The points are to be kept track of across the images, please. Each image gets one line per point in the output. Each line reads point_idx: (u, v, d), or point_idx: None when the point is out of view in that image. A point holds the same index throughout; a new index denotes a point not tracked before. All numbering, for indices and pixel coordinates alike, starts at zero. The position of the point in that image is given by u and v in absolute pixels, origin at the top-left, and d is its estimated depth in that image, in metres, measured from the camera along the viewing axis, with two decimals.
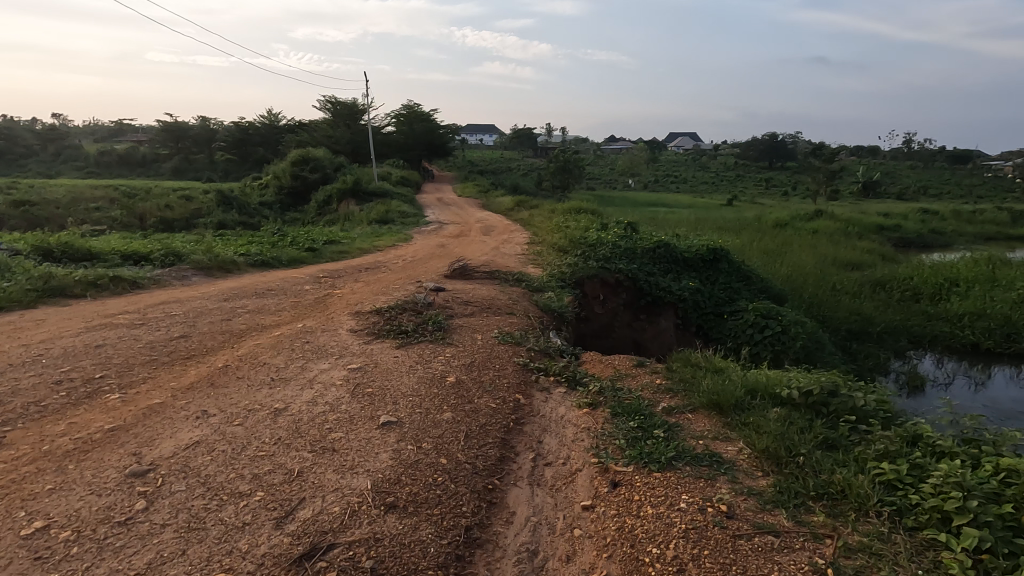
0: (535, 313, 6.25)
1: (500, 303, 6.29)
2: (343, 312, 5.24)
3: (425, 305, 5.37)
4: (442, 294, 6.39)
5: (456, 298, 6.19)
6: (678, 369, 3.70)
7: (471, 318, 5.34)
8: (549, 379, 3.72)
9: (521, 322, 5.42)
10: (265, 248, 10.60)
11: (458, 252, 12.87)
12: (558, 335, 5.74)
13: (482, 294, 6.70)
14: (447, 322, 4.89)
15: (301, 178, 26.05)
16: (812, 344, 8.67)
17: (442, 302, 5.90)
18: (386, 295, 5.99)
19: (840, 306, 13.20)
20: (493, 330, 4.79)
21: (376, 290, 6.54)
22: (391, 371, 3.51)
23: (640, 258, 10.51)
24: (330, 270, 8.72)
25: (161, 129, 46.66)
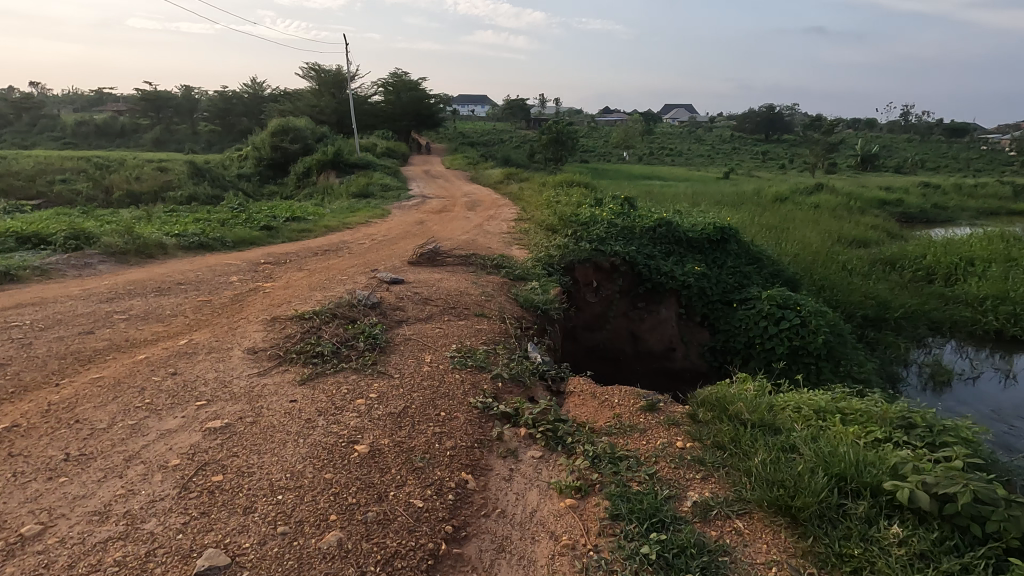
0: (511, 311, 5.05)
1: (468, 299, 5.07)
2: (256, 319, 3.97)
3: (363, 309, 4.12)
4: (396, 289, 5.15)
5: (413, 295, 4.95)
6: (716, 426, 2.78)
7: (424, 325, 4.10)
8: (518, 436, 2.62)
9: (490, 330, 4.20)
10: (215, 227, 9.33)
11: (437, 230, 11.62)
12: (538, 344, 4.53)
13: (448, 287, 5.48)
14: (388, 334, 3.66)
15: (280, 149, 24.51)
16: (834, 338, 7.65)
17: (391, 302, 4.62)
18: (326, 293, 4.76)
19: (854, 289, 12.06)
20: (448, 346, 3.58)
21: (317, 283, 5.29)
22: (270, 433, 2.38)
23: (639, 239, 9.27)
24: (277, 254, 7.47)
25: (141, 98, 44.46)
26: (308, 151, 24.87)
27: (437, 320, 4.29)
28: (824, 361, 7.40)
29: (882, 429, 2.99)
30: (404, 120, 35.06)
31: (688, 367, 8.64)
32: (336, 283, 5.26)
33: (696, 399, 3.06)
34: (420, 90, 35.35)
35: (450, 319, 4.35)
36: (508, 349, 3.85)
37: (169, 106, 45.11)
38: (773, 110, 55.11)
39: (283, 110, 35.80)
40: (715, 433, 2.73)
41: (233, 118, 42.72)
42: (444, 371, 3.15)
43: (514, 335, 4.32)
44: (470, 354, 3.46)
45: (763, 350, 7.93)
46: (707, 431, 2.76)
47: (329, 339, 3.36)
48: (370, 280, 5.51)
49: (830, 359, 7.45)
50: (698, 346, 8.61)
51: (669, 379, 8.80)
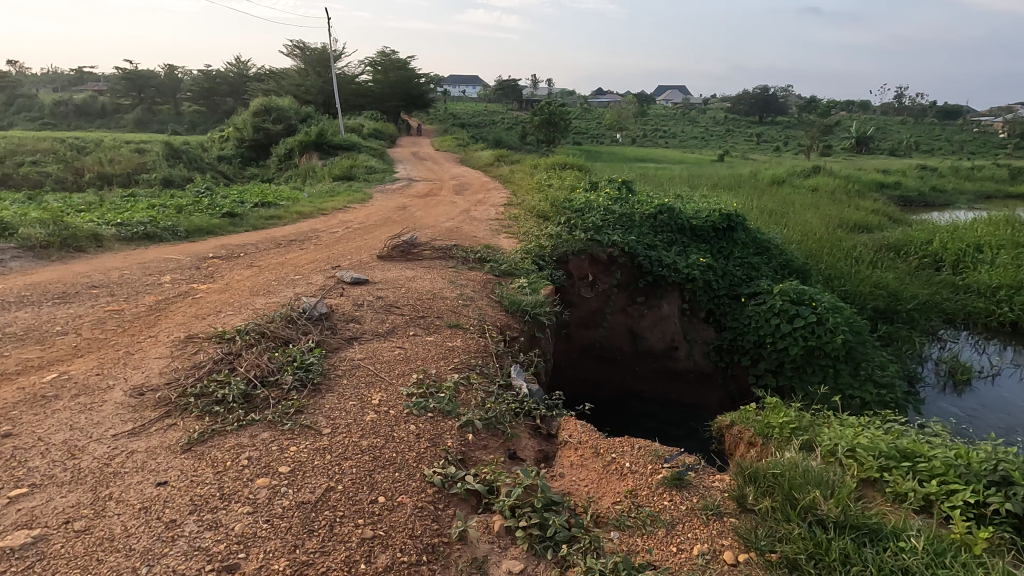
0: (494, 318, 4.27)
1: (440, 304, 4.26)
2: (166, 339, 3.23)
3: (302, 326, 3.38)
4: (355, 292, 4.29)
5: (374, 300, 4.12)
6: (786, 530, 2.23)
7: (381, 346, 3.36)
8: (478, 524, 2.21)
9: (463, 351, 3.46)
10: (173, 214, 8.41)
11: (419, 216, 10.75)
12: (524, 362, 3.77)
13: (420, 288, 4.66)
14: (329, 361, 3.12)
15: (263, 130, 23.34)
16: (853, 338, 7.06)
17: (343, 309, 3.79)
18: (273, 301, 3.87)
19: (863, 278, 11.35)
20: (407, 380, 3.00)
21: (263, 285, 4.41)
22: (97, 551, 1.92)
23: (639, 227, 8.45)
24: (232, 246, 6.62)
25: (121, 77, 42.72)
26: (292, 131, 23.72)
27: (398, 336, 3.53)
28: (842, 364, 6.85)
29: (961, 503, 2.49)
30: (392, 100, 33.86)
31: (691, 368, 8.02)
32: (287, 287, 4.34)
33: (741, 472, 2.56)
34: (409, 69, 34.08)
35: (414, 334, 3.58)
36: (485, 377, 3.22)
37: (151, 86, 43.47)
38: (767, 92, 54.23)
39: (266, 89, 34.40)
40: (783, 540, 2.21)
41: (217, 98, 41.22)
42: (398, 424, 2.66)
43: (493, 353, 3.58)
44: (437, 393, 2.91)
45: (776, 350, 7.30)
46: (765, 535, 2.24)
47: (246, 378, 2.85)
48: (329, 280, 4.68)
49: (849, 361, 6.89)
50: (703, 344, 7.98)
51: (669, 379, 8.19)
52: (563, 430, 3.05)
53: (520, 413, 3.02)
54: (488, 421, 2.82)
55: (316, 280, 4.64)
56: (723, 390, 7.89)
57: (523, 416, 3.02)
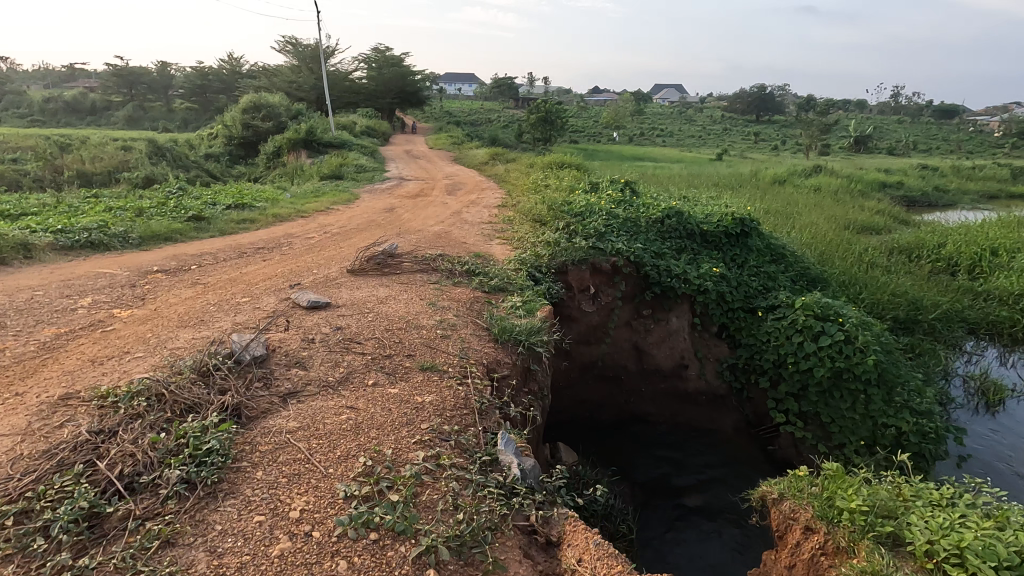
0: (479, 353, 3.58)
1: (412, 340, 3.58)
2: (32, 400, 2.72)
3: (217, 385, 2.88)
4: (310, 327, 3.59)
5: (330, 339, 3.47)
6: None
7: (327, 421, 2.77)
8: None
9: (431, 418, 2.85)
10: (131, 218, 7.59)
11: (406, 219, 9.99)
12: (511, 419, 3.18)
13: (391, 314, 3.91)
14: (237, 439, 2.59)
15: (252, 127, 22.44)
16: (886, 358, 6.35)
17: (283, 360, 3.21)
18: (200, 342, 3.28)
19: (881, 285, 10.62)
20: (351, 470, 2.46)
21: (198, 311, 3.71)
22: None
23: (645, 233, 7.69)
24: (188, 255, 5.88)
25: (112, 74, 41.81)
26: (282, 129, 22.81)
27: (353, 402, 2.92)
28: (874, 388, 6.15)
29: None
30: (386, 97, 33.07)
31: (703, 388, 7.28)
32: (227, 314, 3.67)
33: None
34: (403, 66, 33.18)
35: (373, 397, 2.98)
36: (461, 456, 2.65)
37: (142, 82, 42.55)
38: (765, 90, 53.70)
39: (258, 85, 33.55)
40: None
41: (210, 95, 40.30)
42: (321, 563, 2.04)
43: (470, 416, 2.96)
44: (391, 497, 2.33)
45: (799, 371, 6.58)
46: None
47: (106, 478, 2.29)
48: (282, 305, 3.90)
49: (882, 385, 6.20)
50: (715, 362, 7.25)
51: (678, 400, 7.41)
52: (570, 548, 2.42)
53: (508, 511, 2.44)
54: (458, 545, 2.19)
55: (265, 307, 3.85)
56: (739, 412, 7.14)
57: (514, 515, 2.47)
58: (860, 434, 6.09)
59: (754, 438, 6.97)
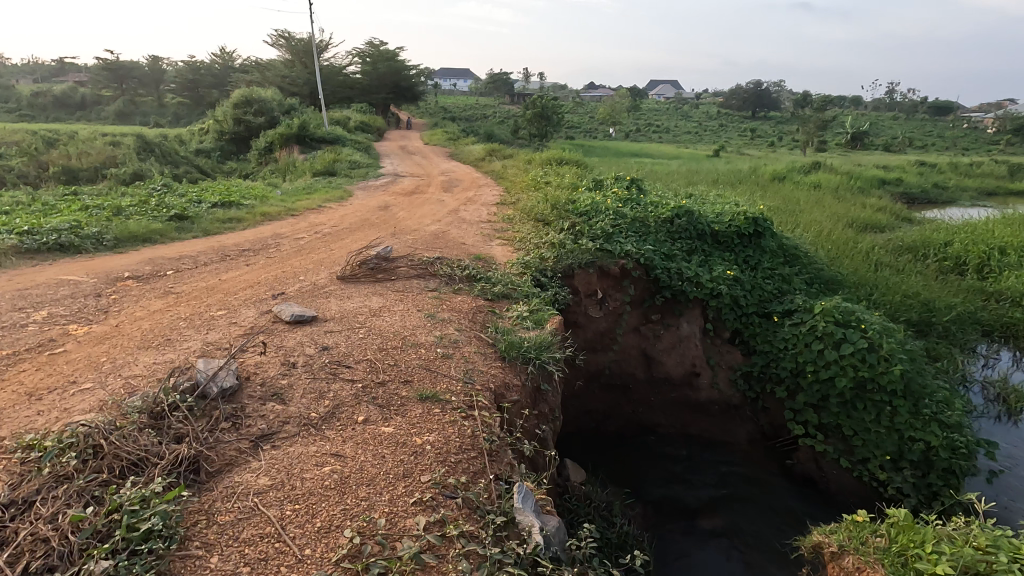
0: (485, 377, 3.18)
1: (409, 362, 3.18)
2: None
3: (170, 432, 2.47)
4: (292, 348, 3.18)
5: (315, 363, 3.07)
6: None
7: (306, 478, 2.34)
8: None
9: (432, 468, 2.45)
10: (108, 218, 7.12)
11: (401, 218, 9.56)
12: (522, 460, 2.78)
13: (385, 331, 3.51)
14: (185, 511, 2.14)
15: (244, 122, 21.84)
16: (912, 367, 5.98)
17: (256, 393, 2.81)
18: (160, 369, 2.87)
19: (893, 286, 10.28)
20: (334, 550, 2.02)
21: (165, 328, 3.29)
22: None
23: (654, 233, 7.30)
24: (165, 259, 5.44)
25: (102, 67, 41.02)
26: (274, 124, 22.26)
27: (340, 449, 2.51)
28: (900, 400, 5.79)
29: None
30: (380, 92, 32.53)
31: (715, 398, 6.90)
32: (197, 332, 3.27)
33: None
34: (398, 61, 32.59)
35: (364, 440, 2.58)
36: (470, 524, 2.23)
37: (133, 76, 41.74)
38: (761, 86, 53.41)
39: (250, 80, 32.94)
40: None
41: (202, 90, 39.54)
42: None
43: (478, 461, 2.57)
44: None
45: (818, 381, 6.22)
46: None
47: None
48: (263, 321, 3.47)
49: (908, 397, 5.84)
50: (727, 369, 6.88)
51: (689, 410, 7.03)
52: None
53: None
54: None
55: (243, 323, 3.42)
56: (753, 423, 6.76)
57: None
58: (885, 448, 5.73)
59: (769, 451, 6.60)
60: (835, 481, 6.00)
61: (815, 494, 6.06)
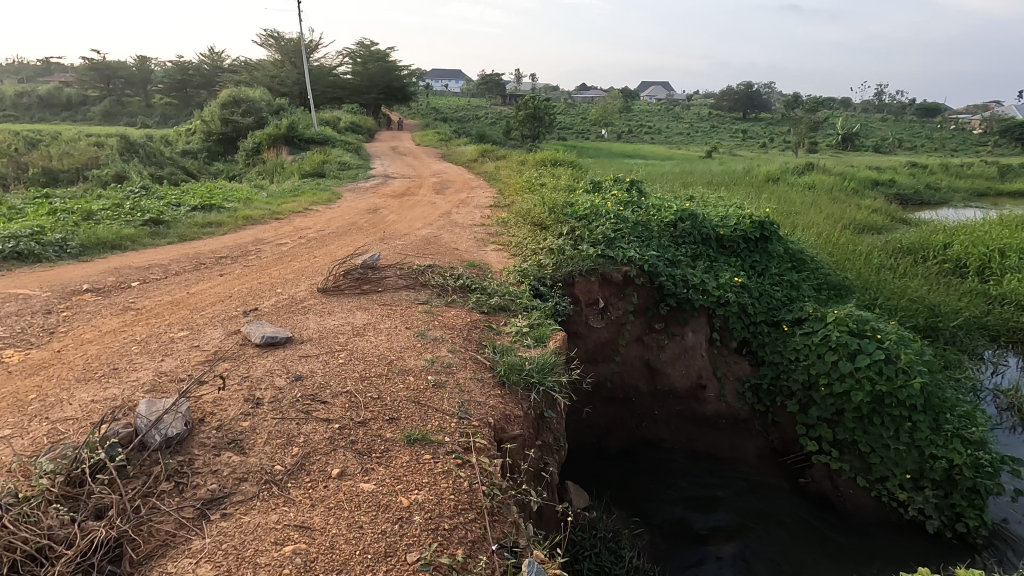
0: (482, 411, 2.80)
1: (396, 395, 2.80)
2: None
3: (89, 506, 2.03)
4: (260, 378, 2.80)
5: (285, 400, 2.68)
6: None
7: (260, 563, 1.90)
8: None
9: (422, 543, 2.03)
10: (77, 223, 6.67)
11: (392, 221, 9.16)
12: (527, 515, 2.39)
13: (368, 355, 3.12)
14: None
15: (231, 122, 21.30)
16: (931, 379, 5.65)
17: (210, 440, 2.40)
18: (97, 409, 2.47)
19: (898, 290, 10.00)
20: None
21: (112, 356, 2.90)
22: None
23: (657, 238, 6.95)
24: (133, 268, 5.03)
25: (88, 67, 40.23)
26: (262, 124, 21.74)
27: (307, 518, 2.09)
28: (921, 415, 5.45)
29: None
30: (371, 92, 32.04)
31: (723, 412, 6.54)
32: (150, 360, 2.88)
33: None
34: (388, 60, 32.12)
35: (338, 503, 2.17)
36: None
37: (120, 76, 40.98)
38: (752, 88, 53.46)
39: (239, 80, 32.40)
40: None
41: (190, 91, 38.83)
42: None
43: (478, 526, 2.18)
44: None
45: (832, 394, 5.87)
46: None
47: None
48: (229, 344, 3.08)
49: (928, 411, 5.51)
50: (734, 381, 6.53)
51: (695, 425, 6.67)
52: None
53: None
54: None
55: (205, 348, 3.04)
56: (762, 438, 6.43)
57: None
58: (906, 466, 5.41)
59: (781, 467, 6.26)
60: (852, 502, 5.66)
61: (831, 515, 5.72)
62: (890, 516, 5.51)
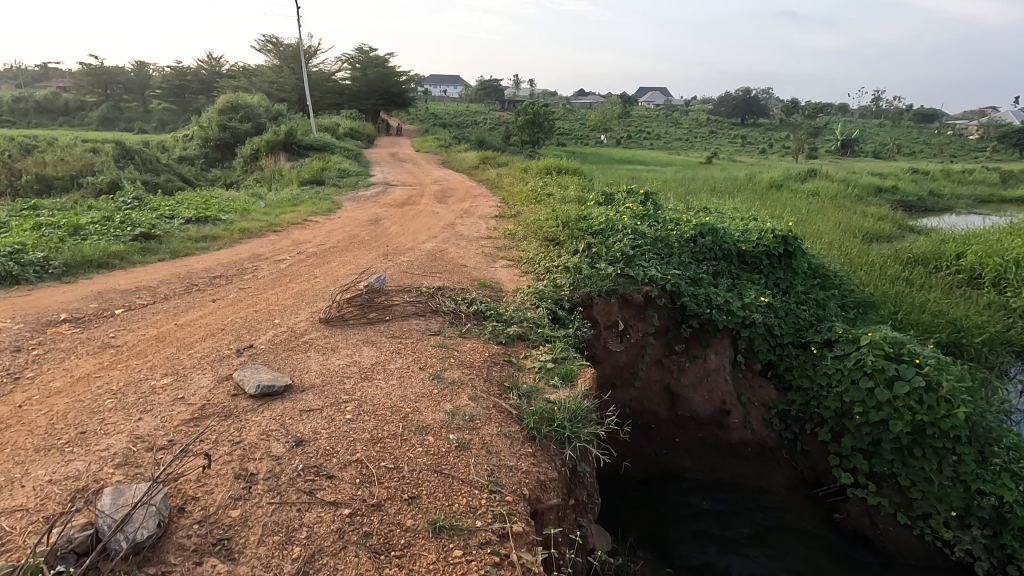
0: (514, 481, 2.47)
1: (414, 465, 2.45)
2: None
3: None
4: (254, 445, 2.46)
5: (284, 475, 2.32)
6: None
7: None
8: None
9: None
10: (62, 239, 6.30)
11: (394, 234, 8.80)
12: None
13: (382, 411, 2.80)
14: None
15: (229, 128, 20.96)
16: (975, 407, 5.26)
17: (193, 538, 2.02)
18: (56, 494, 2.14)
19: (919, 305, 9.63)
20: None
21: (81, 416, 2.61)
22: None
23: (676, 255, 6.61)
24: (119, 291, 4.65)
25: (85, 72, 39.86)
26: (261, 130, 21.35)
27: None
28: (966, 447, 5.06)
29: None
30: (371, 98, 31.71)
31: (748, 439, 6.17)
32: (125, 420, 2.60)
33: None
34: (388, 66, 31.83)
35: None
36: None
37: (118, 82, 40.59)
38: (750, 93, 53.42)
39: (237, 85, 32.10)
40: None
41: (188, 96, 38.42)
42: None
43: None
44: None
45: (868, 424, 5.48)
46: None
47: None
48: (219, 397, 2.80)
49: (973, 443, 5.11)
50: (760, 407, 6.16)
51: (718, 453, 6.30)
52: None
53: None
54: None
55: (190, 402, 2.75)
56: (791, 468, 6.05)
57: None
58: (951, 503, 5.00)
59: (812, 501, 5.89)
60: (892, 541, 5.28)
61: (869, 554, 5.34)
62: (934, 557, 5.11)
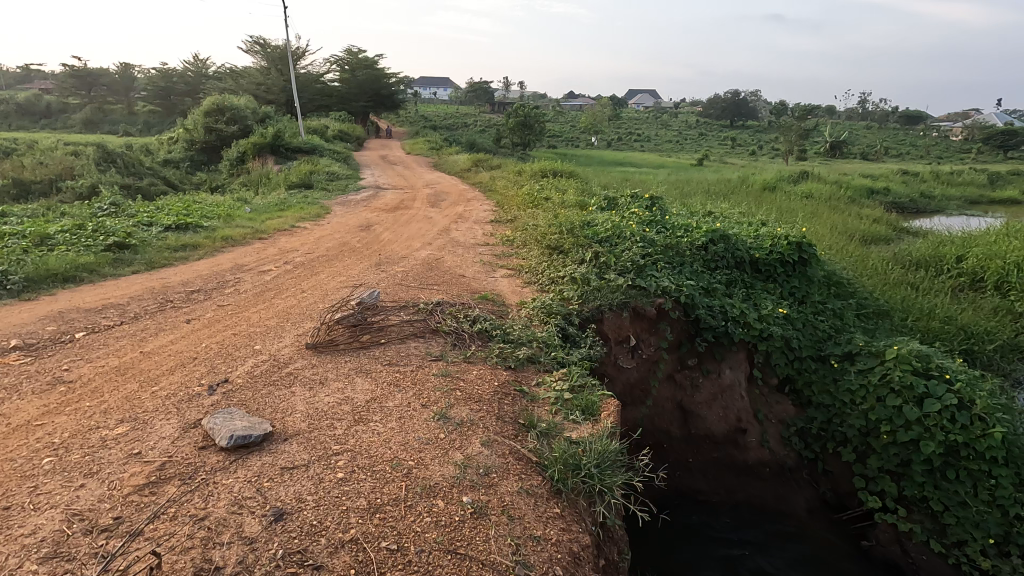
0: (544, 559, 2.11)
1: (422, 543, 2.05)
2: None
3: None
4: (221, 523, 2.06)
5: (257, 567, 1.90)
6: None
7: None
8: None
9: None
10: (27, 250, 5.83)
11: (386, 240, 8.36)
12: None
13: (380, 468, 2.40)
14: None
15: (214, 130, 20.39)
16: (1010, 426, 4.90)
17: None
18: None
19: (928, 311, 9.33)
20: None
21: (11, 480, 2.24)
22: None
23: (689, 263, 6.25)
24: (82, 310, 4.21)
25: (67, 75, 38.95)
26: (247, 132, 20.80)
27: None
28: (1004, 470, 4.68)
29: None
30: (360, 100, 31.21)
31: (766, 459, 5.81)
32: (63, 488, 2.21)
33: None
34: (377, 68, 31.35)
35: None
36: None
37: (101, 84, 39.68)
38: (739, 95, 53.47)
39: (223, 87, 31.45)
40: None
41: (174, 98, 37.62)
42: None
43: None
44: None
45: (896, 444, 5.12)
46: None
47: None
48: (184, 452, 2.44)
49: (1011, 465, 4.73)
50: (778, 424, 5.81)
51: (735, 474, 5.92)
52: None
53: None
54: None
55: (147, 460, 2.38)
56: (812, 489, 5.69)
57: None
58: (989, 530, 4.61)
59: (836, 526, 5.53)
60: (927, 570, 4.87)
61: None
62: None
